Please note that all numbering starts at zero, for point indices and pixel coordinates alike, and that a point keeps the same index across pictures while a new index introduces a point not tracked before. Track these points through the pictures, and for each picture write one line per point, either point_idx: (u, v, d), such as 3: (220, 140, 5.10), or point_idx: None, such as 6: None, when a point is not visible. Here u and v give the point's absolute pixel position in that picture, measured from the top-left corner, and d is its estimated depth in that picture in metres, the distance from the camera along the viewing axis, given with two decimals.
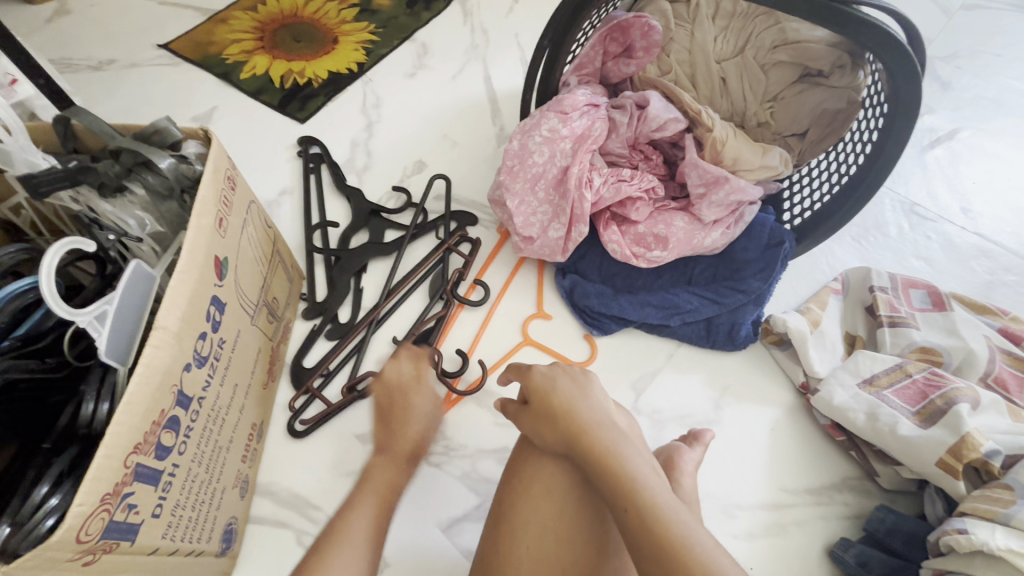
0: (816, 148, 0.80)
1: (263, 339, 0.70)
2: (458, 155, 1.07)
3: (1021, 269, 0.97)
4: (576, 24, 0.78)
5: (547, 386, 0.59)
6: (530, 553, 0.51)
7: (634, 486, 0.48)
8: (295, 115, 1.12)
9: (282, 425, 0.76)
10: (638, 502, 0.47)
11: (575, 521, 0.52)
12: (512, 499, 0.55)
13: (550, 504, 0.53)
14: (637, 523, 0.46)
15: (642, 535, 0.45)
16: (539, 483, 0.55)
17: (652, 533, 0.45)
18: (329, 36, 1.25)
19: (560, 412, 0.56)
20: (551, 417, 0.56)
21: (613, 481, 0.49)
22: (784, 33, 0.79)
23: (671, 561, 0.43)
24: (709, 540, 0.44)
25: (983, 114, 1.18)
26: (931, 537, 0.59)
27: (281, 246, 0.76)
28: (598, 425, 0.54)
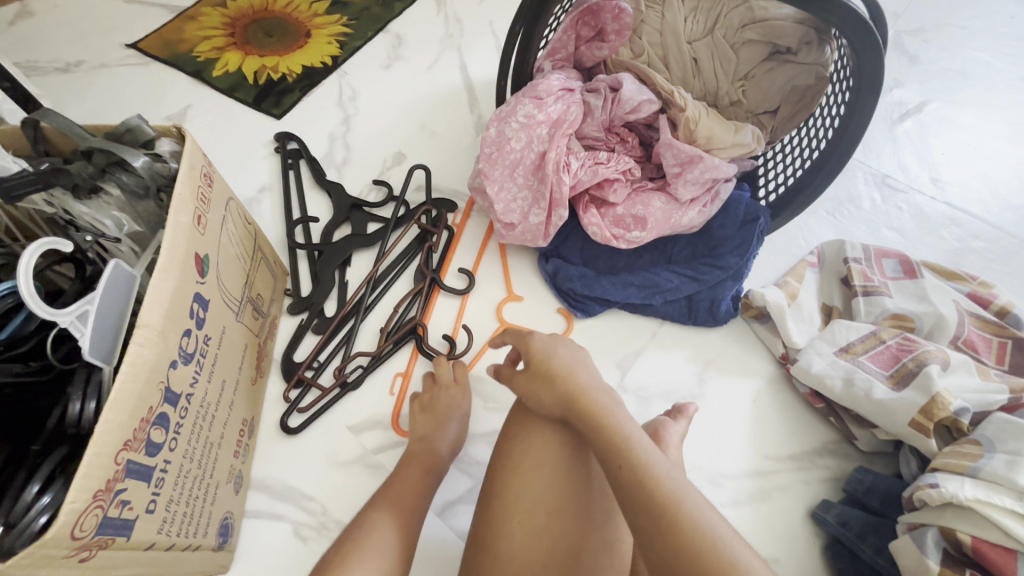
0: (788, 124, 0.83)
1: (249, 335, 0.70)
2: (437, 145, 1.07)
3: (989, 235, 1.00)
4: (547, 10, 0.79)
5: (544, 352, 0.60)
6: (524, 513, 0.53)
7: (628, 446, 0.50)
8: (270, 111, 1.11)
9: (274, 420, 0.76)
10: (631, 461, 0.49)
11: (568, 486, 0.54)
12: (506, 469, 0.57)
13: (543, 471, 0.55)
14: (631, 480, 0.47)
15: (634, 491, 0.47)
16: (533, 451, 0.57)
17: (644, 488, 0.47)
18: (302, 30, 1.24)
19: (556, 377, 0.57)
20: (547, 381, 0.58)
21: (607, 442, 0.51)
22: (752, 12, 0.80)
23: (661, 514, 0.45)
24: (697, 495, 0.47)
25: (950, 86, 1.21)
26: (905, 493, 0.62)
27: (262, 242, 0.76)
28: (594, 389, 0.56)
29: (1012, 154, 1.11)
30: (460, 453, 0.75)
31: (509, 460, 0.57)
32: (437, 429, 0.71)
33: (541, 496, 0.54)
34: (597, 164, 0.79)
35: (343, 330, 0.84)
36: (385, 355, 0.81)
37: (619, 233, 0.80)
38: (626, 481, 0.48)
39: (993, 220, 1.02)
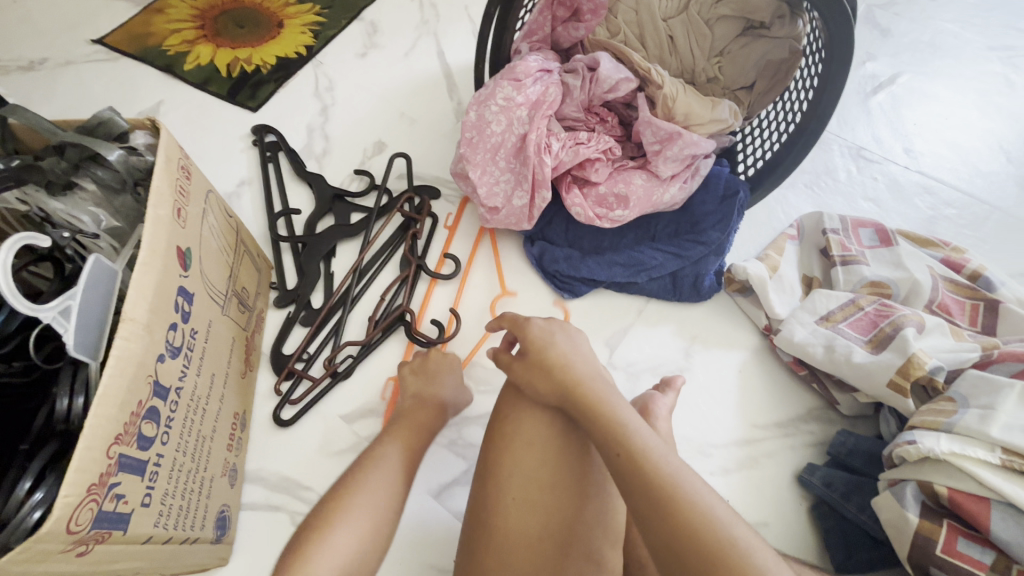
0: (763, 99, 0.83)
1: (236, 329, 0.70)
2: (418, 133, 1.06)
3: (960, 202, 1.03)
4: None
5: (543, 341, 0.62)
6: (517, 500, 0.53)
7: (626, 432, 0.51)
8: (246, 104, 1.10)
9: (266, 414, 0.76)
10: (630, 445, 0.50)
11: (563, 469, 0.55)
12: (499, 452, 0.57)
13: (538, 454, 0.56)
14: (630, 463, 0.49)
15: (633, 473, 0.48)
16: (527, 434, 0.57)
17: (641, 472, 0.48)
18: (274, 20, 1.21)
19: (554, 365, 0.58)
20: (546, 368, 0.58)
21: (605, 428, 0.52)
22: None
23: (660, 495, 0.46)
24: (693, 478, 0.48)
25: (920, 58, 1.23)
26: (885, 452, 0.64)
27: (244, 236, 0.76)
28: (591, 378, 0.57)
29: (981, 122, 1.13)
30: (454, 436, 0.76)
31: (501, 443, 0.58)
32: (429, 386, 0.73)
33: (536, 478, 0.54)
34: (577, 144, 0.80)
35: (331, 321, 0.84)
36: (375, 342, 0.82)
37: (603, 212, 0.80)
38: (623, 465, 0.49)
39: (964, 187, 1.04)
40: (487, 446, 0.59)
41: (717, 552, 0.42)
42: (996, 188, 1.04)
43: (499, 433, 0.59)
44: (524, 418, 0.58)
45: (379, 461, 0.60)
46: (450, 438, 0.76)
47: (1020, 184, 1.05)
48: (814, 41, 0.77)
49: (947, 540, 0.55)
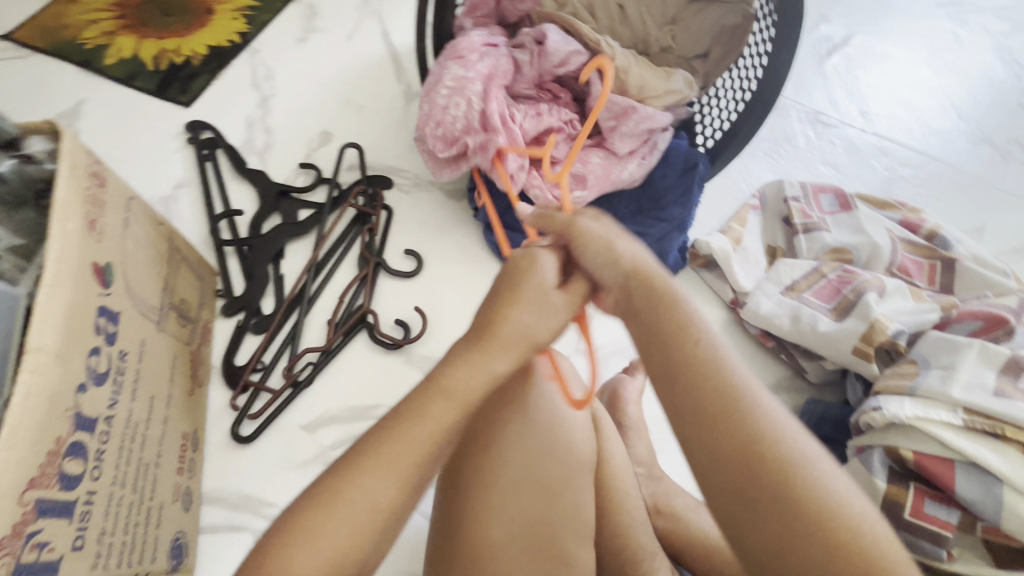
0: (720, 67, 0.81)
1: (177, 344, 0.65)
2: (366, 120, 1.01)
3: (917, 162, 1.03)
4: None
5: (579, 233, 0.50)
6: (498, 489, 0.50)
7: (688, 332, 0.43)
8: (177, 99, 1.02)
9: (221, 429, 0.72)
10: (691, 345, 0.42)
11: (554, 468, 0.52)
12: (479, 452, 0.52)
13: (525, 453, 0.52)
14: (691, 366, 0.41)
15: (689, 382, 0.41)
16: (515, 426, 0.53)
17: (709, 378, 0.41)
18: (201, 5, 1.13)
19: (593, 252, 0.49)
20: (578, 258, 0.50)
21: (666, 326, 0.44)
22: None
23: (723, 407, 0.39)
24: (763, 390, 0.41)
25: (872, 18, 1.22)
26: (852, 419, 0.64)
27: (179, 243, 0.70)
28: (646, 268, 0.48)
29: (932, 80, 1.14)
30: None
31: (480, 445, 0.52)
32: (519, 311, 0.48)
33: (523, 481, 0.51)
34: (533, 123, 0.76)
35: (286, 326, 0.79)
36: (336, 347, 0.77)
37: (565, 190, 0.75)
38: (687, 357, 0.42)
39: (919, 146, 1.05)
40: (466, 448, 0.53)
41: (779, 470, 0.37)
42: (949, 145, 1.05)
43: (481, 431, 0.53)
44: (510, 410, 0.54)
45: (408, 431, 0.45)
46: None
47: (971, 139, 1.06)
48: (765, 5, 0.76)
49: (916, 503, 0.56)
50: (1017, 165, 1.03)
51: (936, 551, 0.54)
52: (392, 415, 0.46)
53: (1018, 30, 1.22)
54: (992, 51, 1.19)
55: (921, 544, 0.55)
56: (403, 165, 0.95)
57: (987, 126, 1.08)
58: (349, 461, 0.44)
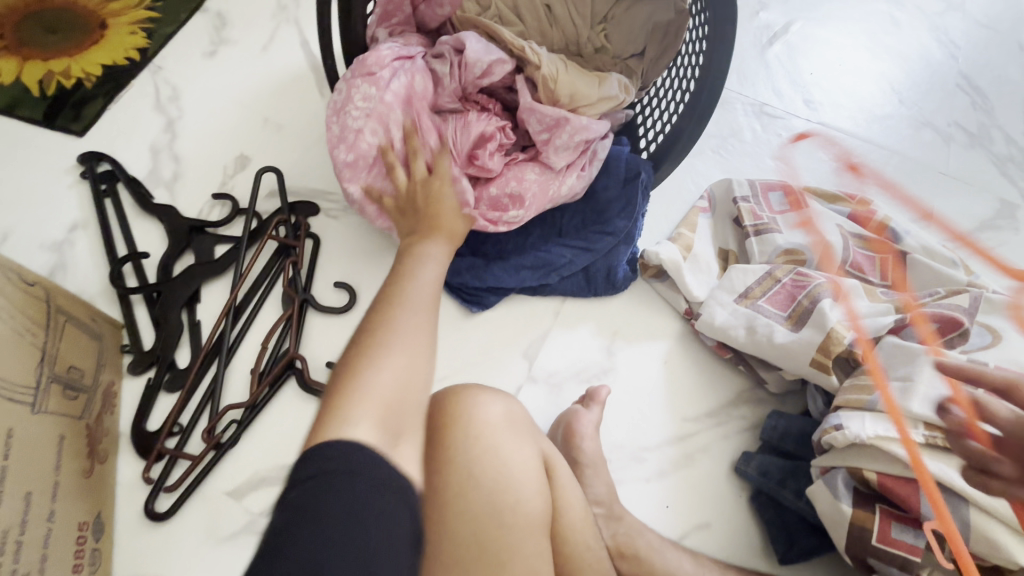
0: (657, 66, 0.76)
1: (66, 420, 0.57)
2: (286, 140, 0.92)
3: (862, 150, 1.02)
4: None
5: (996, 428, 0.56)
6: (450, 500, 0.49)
7: None
8: (69, 128, 0.91)
9: (134, 507, 0.64)
10: None
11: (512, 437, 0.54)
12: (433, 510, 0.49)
13: (486, 506, 0.49)
14: None
15: None
16: (468, 479, 0.50)
17: None
18: (93, 20, 1.01)
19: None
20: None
21: None
22: None
23: None
24: None
25: (811, 3, 1.20)
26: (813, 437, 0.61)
27: (63, 302, 0.62)
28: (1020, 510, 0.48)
29: (872, 65, 1.13)
30: None
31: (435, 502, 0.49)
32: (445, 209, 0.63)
33: (473, 540, 0.48)
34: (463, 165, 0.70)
35: (205, 380, 0.71)
36: (262, 401, 0.70)
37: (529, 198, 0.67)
38: None
39: (863, 134, 1.03)
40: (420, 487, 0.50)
41: None
42: (892, 131, 1.04)
43: (434, 485, 0.50)
44: (459, 457, 0.51)
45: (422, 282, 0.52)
46: None
47: (913, 124, 1.05)
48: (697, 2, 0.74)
49: (882, 528, 0.54)
50: (958, 148, 1.03)
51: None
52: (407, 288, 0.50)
53: (951, 10, 1.22)
54: (928, 32, 1.18)
55: (890, 569, 0.54)
56: (329, 188, 0.88)
57: (927, 109, 1.07)
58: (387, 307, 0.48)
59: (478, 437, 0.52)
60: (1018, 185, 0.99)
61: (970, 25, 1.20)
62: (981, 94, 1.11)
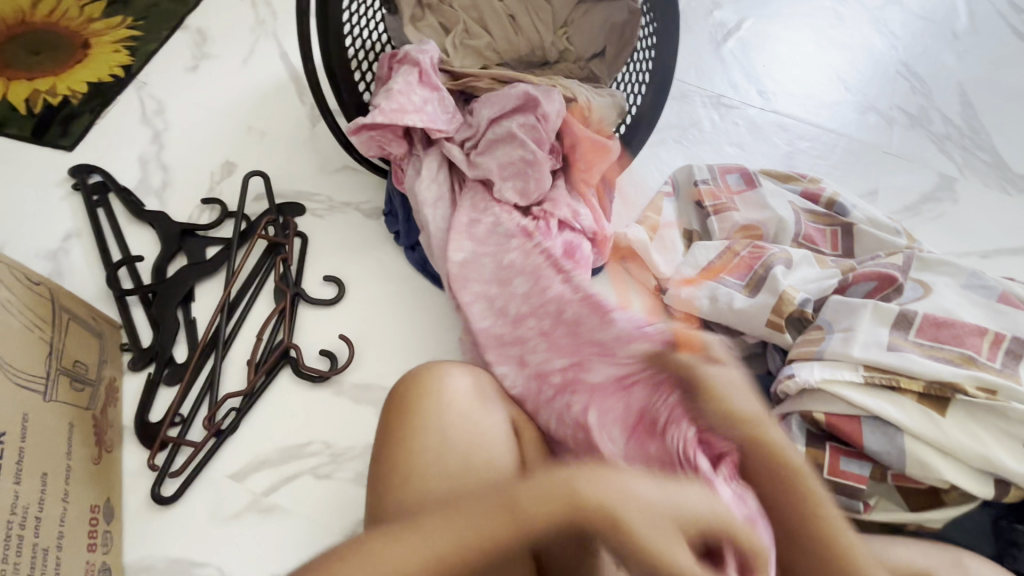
0: (618, 62, 0.82)
1: (74, 410, 0.62)
2: (270, 147, 0.96)
3: (813, 135, 1.09)
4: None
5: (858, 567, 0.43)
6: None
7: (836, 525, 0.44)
8: (58, 143, 0.94)
9: (141, 493, 0.67)
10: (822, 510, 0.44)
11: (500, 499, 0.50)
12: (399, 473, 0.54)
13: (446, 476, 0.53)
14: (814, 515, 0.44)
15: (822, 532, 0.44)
16: (438, 446, 0.55)
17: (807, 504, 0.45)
18: (77, 40, 1.05)
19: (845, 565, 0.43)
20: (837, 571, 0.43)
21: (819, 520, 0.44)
22: None
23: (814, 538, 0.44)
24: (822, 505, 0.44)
25: (762, 2, 1.28)
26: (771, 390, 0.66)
27: (67, 301, 0.66)
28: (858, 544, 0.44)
29: (819, 57, 1.21)
30: (361, 468, 0.71)
31: (398, 467, 0.55)
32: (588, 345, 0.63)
33: (439, 506, 0.51)
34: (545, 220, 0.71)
35: (204, 372, 0.75)
36: (259, 389, 0.74)
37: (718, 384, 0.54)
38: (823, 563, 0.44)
39: (813, 120, 1.11)
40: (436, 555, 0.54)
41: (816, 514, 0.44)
42: (839, 116, 1.12)
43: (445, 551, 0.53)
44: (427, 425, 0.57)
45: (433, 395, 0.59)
46: (357, 470, 0.71)
47: (859, 109, 1.13)
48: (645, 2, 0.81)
49: (833, 462, 0.59)
50: (900, 128, 1.11)
51: (852, 503, 0.58)
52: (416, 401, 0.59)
53: (891, 3, 1.30)
54: (870, 25, 1.26)
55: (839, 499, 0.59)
56: (314, 189, 0.92)
57: (871, 95, 1.15)
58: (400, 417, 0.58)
59: (449, 406, 0.58)
60: (955, 159, 1.07)
61: (908, 16, 1.29)
62: (918, 78, 1.18)
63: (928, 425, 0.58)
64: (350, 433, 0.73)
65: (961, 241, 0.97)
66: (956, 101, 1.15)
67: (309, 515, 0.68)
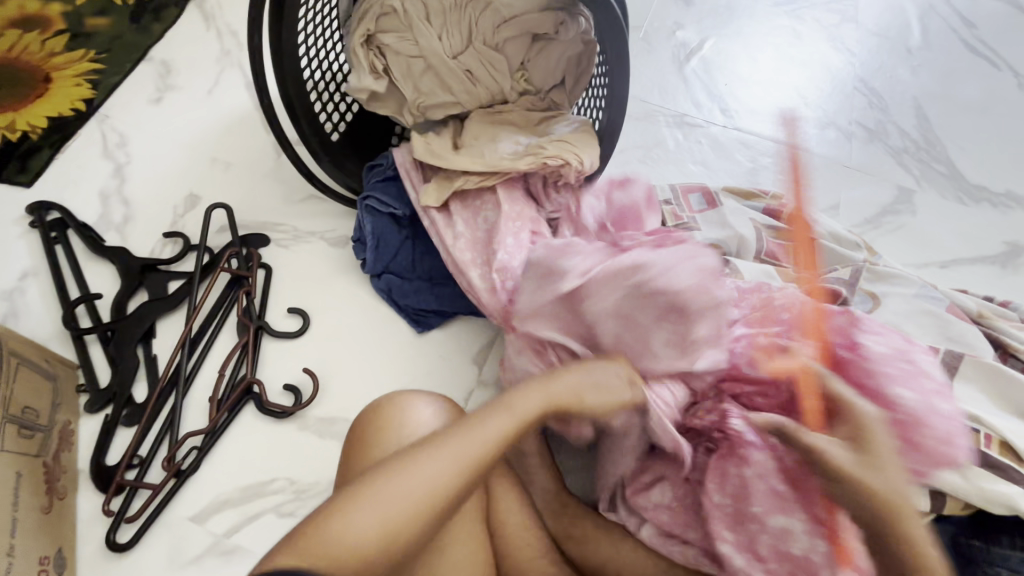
0: (576, 93, 0.85)
1: (20, 460, 0.60)
2: (234, 178, 0.96)
3: (775, 151, 1.11)
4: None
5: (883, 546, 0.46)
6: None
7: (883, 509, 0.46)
8: (16, 179, 0.93)
9: (95, 541, 0.66)
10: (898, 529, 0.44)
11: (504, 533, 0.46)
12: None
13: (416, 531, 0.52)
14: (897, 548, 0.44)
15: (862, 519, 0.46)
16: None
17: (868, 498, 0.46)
18: (38, 74, 1.04)
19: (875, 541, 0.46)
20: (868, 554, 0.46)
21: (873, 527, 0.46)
22: (499, 11, 0.80)
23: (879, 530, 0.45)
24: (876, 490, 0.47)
25: (721, 23, 1.29)
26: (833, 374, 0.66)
27: (15, 345, 0.65)
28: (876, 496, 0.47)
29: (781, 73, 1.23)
30: (325, 505, 0.70)
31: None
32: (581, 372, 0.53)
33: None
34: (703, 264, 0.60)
35: (163, 411, 0.73)
36: (221, 427, 0.72)
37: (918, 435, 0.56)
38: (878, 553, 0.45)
39: (775, 137, 1.13)
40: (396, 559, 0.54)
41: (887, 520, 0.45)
42: (800, 133, 1.14)
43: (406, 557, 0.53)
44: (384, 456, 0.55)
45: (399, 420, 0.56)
46: (322, 507, 0.69)
47: (819, 125, 1.15)
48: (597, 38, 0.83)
49: None
50: (859, 143, 1.13)
51: None
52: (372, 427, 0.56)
53: (846, 21, 1.31)
54: (827, 42, 1.27)
55: None
56: (278, 219, 0.91)
57: (830, 111, 1.18)
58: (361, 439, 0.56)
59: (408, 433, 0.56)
60: (913, 172, 1.10)
61: (865, 35, 1.29)
62: (875, 93, 1.21)
63: (955, 476, 0.53)
64: (314, 469, 0.72)
65: (917, 254, 1.00)
66: (912, 115, 1.18)
67: None
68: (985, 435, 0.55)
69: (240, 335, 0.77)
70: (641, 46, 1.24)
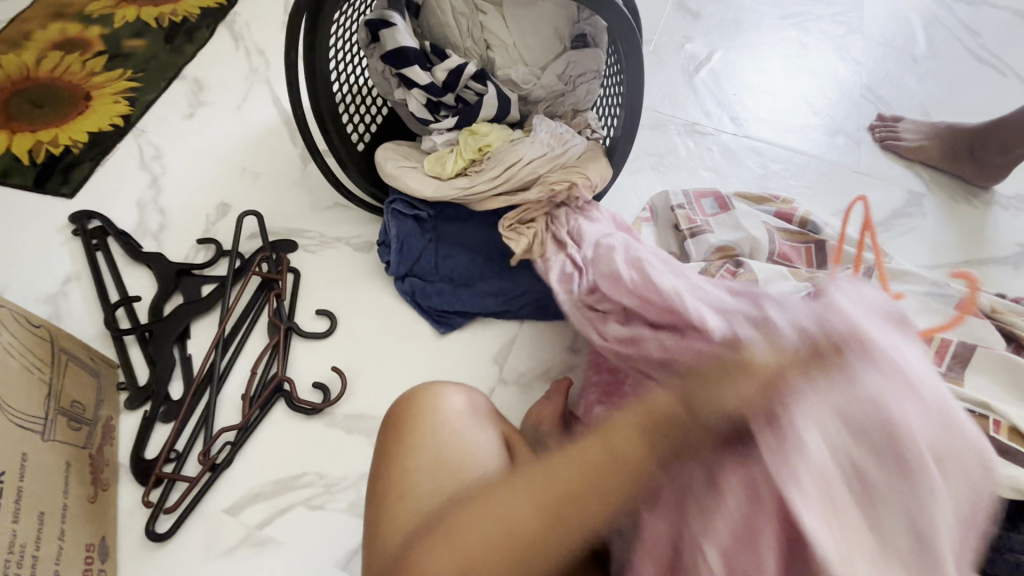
0: (584, 103, 0.91)
1: (70, 450, 0.64)
2: (263, 188, 1.00)
3: (785, 158, 1.14)
4: (329, 18, 0.77)
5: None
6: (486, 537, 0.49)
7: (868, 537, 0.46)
8: (59, 191, 0.98)
9: (136, 531, 0.68)
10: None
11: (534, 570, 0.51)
12: (394, 501, 0.55)
13: (446, 490, 0.55)
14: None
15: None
16: (429, 464, 0.56)
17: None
18: (79, 93, 1.10)
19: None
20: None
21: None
22: (498, 161, 0.83)
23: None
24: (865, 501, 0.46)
25: (730, 35, 1.32)
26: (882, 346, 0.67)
27: (66, 342, 0.69)
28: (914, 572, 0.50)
29: (789, 82, 1.25)
30: (354, 498, 0.72)
31: (389, 496, 0.56)
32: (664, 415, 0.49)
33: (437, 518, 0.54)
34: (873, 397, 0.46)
35: (198, 408, 0.76)
36: (254, 422, 0.75)
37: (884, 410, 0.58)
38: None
39: (785, 144, 1.16)
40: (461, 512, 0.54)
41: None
42: (810, 140, 1.16)
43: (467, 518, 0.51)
44: (420, 441, 0.57)
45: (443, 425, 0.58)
46: (350, 500, 0.72)
47: (827, 132, 1.18)
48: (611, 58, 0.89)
49: None
50: (868, 148, 1.15)
51: None
52: (413, 421, 0.59)
53: (851, 32, 1.33)
54: (834, 53, 1.30)
55: None
56: (306, 226, 0.95)
57: (839, 118, 1.20)
58: (405, 431, 0.59)
59: (441, 423, 0.59)
60: (923, 176, 1.12)
61: (871, 45, 1.32)
62: (883, 101, 1.23)
63: None
64: (344, 464, 0.74)
65: (929, 255, 1.02)
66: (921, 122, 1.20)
67: (302, 547, 0.69)
68: (994, 421, 0.57)
69: (271, 336, 0.80)
70: (651, 59, 1.28)
